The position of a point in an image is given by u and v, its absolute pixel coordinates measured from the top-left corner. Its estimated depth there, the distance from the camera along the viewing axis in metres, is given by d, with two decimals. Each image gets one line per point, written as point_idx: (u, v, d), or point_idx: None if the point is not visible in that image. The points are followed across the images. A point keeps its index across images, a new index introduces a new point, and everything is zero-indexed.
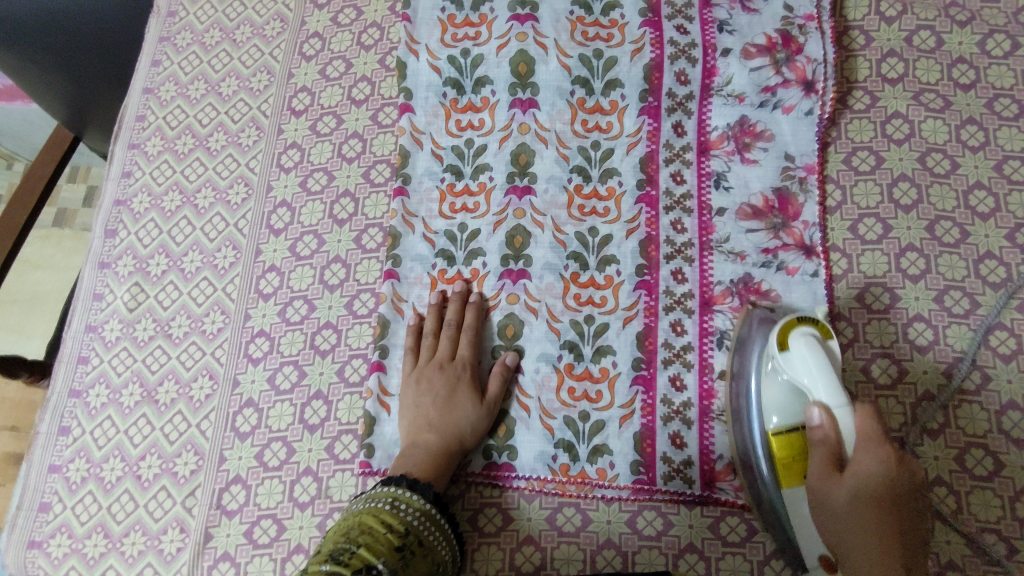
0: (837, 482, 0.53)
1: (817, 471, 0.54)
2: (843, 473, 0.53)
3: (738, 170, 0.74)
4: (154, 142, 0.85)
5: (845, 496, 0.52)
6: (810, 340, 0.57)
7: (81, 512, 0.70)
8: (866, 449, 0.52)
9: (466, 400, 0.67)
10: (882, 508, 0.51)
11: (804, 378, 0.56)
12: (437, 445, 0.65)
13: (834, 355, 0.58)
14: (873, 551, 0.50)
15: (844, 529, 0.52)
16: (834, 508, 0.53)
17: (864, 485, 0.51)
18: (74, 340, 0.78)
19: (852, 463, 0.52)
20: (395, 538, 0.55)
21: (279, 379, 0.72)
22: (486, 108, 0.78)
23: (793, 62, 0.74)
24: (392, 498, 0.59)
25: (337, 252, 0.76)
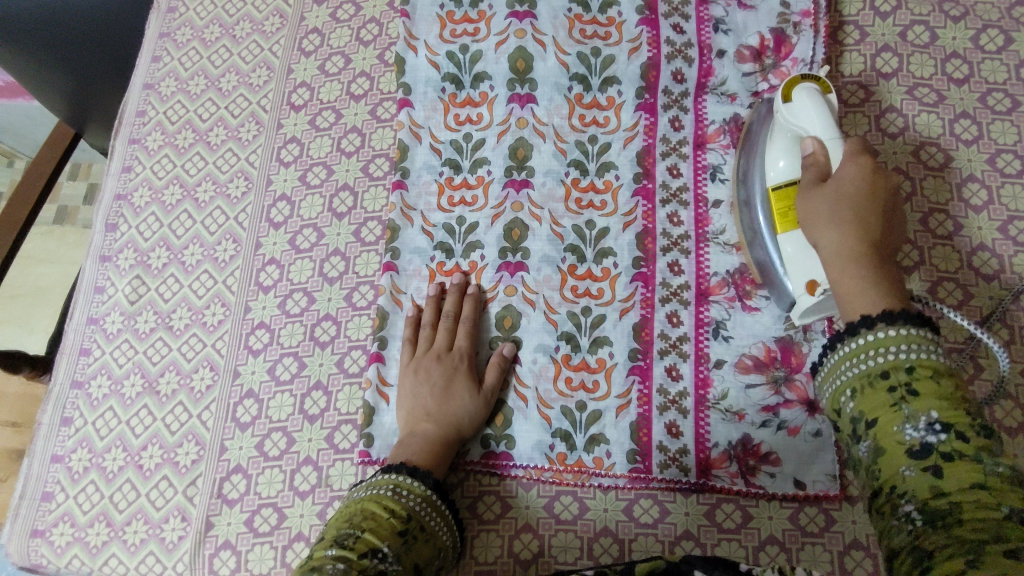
0: (818, 188, 0.57)
1: (805, 188, 0.59)
2: (827, 182, 0.58)
3: (733, 166, 0.74)
4: (154, 137, 0.86)
5: (838, 232, 0.55)
6: (810, 89, 0.63)
7: (83, 501, 0.71)
8: (852, 159, 0.57)
9: (464, 388, 0.68)
10: (856, 253, 0.53)
11: (802, 120, 0.63)
12: (435, 434, 0.66)
13: (833, 105, 0.64)
14: (846, 241, 0.54)
15: (828, 237, 0.55)
16: (823, 238, 0.56)
17: (839, 188, 0.56)
18: (76, 332, 0.78)
19: (837, 175, 0.57)
20: (398, 523, 0.56)
21: (279, 370, 0.73)
22: (484, 102, 0.79)
23: (780, 68, 0.76)
24: (394, 485, 0.60)
25: (337, 245, 0.77)
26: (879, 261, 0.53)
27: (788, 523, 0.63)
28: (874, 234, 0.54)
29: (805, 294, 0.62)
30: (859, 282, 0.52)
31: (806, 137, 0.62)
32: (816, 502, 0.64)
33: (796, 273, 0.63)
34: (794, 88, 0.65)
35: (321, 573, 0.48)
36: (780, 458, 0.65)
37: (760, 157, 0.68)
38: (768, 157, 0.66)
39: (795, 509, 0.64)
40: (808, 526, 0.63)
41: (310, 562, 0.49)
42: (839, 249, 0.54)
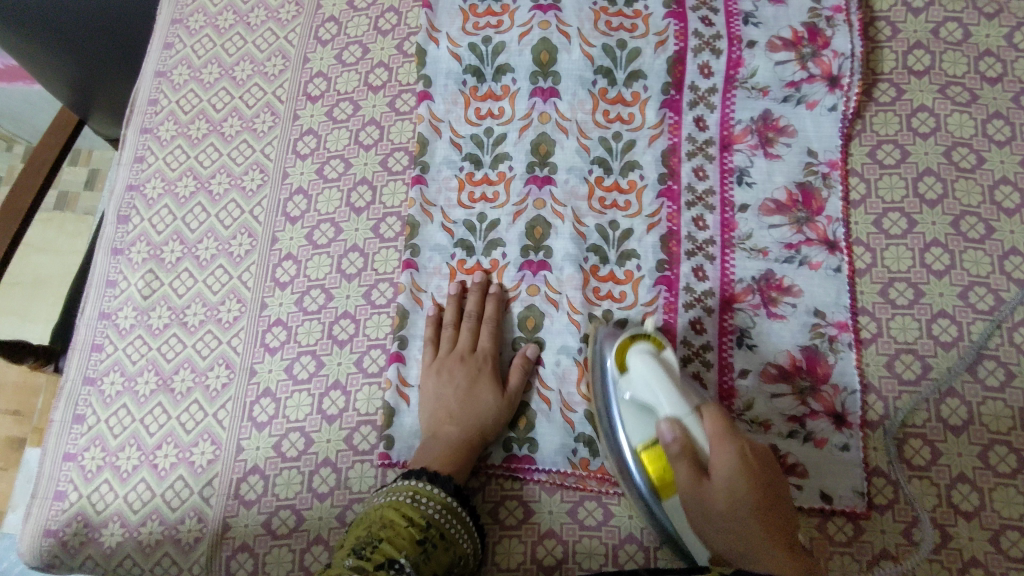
0: (703, 484, 0.55)
1: (683, 478, 0.55)
2: (702, 477, 0.55)
3: (762, 165, 0.73)
4: (167, 127, 0.84)
5: (736, 449, 0.54)
6: (643, 353, 0.60)
7: (96, 501, 0.70)
8: (720, 443, 0.55)
9: (487, 388, 0.67)
10: (756, 507, 0.53)
11: (646, 392, 0.59)
12: (459, 435, 0.65)
13: (670, 363, 0.61)
14: (751, 527, 0.53)
15: (729, 523, 0.54)
16: (710, 480, 0.54)
17: (728, 488, 0.53)
18: (87, 327, 0.77)
19: (712, 467, 0.55)
20: (417, 531, 0.55)
21: (296, 369, 0.71)
22: (506, 96, 0.77)
23: (819, 57, 0.74)
24: (413, 492, 0.59)
25: (355, 241, 0.75)
26: (776, 524, 0.54)
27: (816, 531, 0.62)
28: (753, 500, 0.53)
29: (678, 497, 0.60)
30: (759, 540, 0.53)
31: (658, 414, 0.58)
32: (844, 514, 0.62)
33: (669, 484, 0.59)
34: (628, 351, 0.62)
35: None
36: (807, 470, 0.64)
37: (611, 378, 0.63)
38: (620, 391, 0.62)
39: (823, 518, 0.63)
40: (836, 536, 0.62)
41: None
42: (734, 513, 0.53)
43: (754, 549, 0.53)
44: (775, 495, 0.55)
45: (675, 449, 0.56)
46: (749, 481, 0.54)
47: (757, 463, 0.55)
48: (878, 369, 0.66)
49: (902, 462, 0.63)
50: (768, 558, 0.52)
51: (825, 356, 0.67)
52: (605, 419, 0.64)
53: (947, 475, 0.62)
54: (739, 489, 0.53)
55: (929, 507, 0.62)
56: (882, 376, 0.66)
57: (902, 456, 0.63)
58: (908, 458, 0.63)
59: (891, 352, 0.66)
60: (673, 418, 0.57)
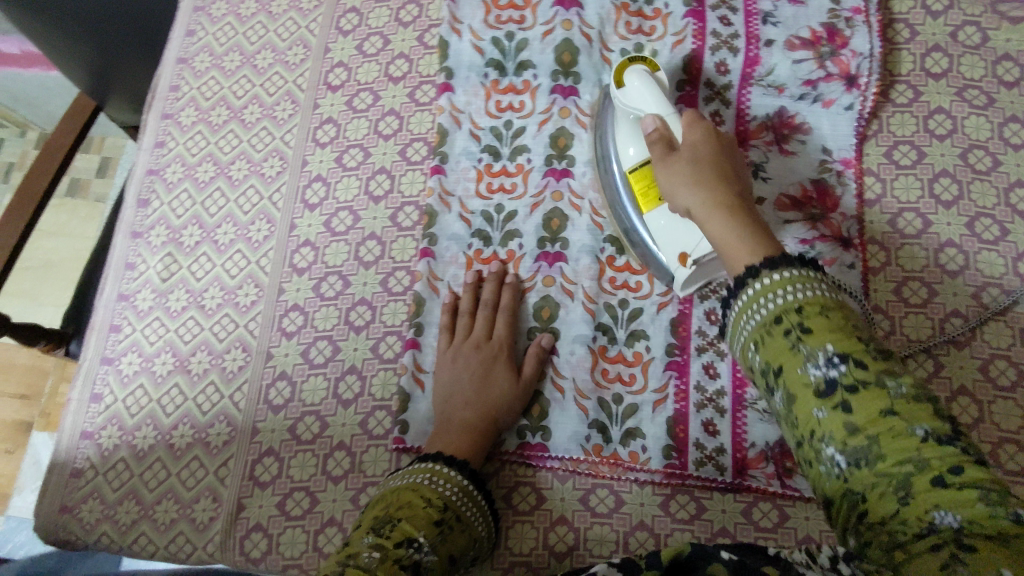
0: (673, 159, 0.60)
1: (660, 162, 0.61)
2: (679, 149, 0.61)
3: (777, 161, 0.73)
4: (188, 113, 0.85)
5: (695, 193, 0.58)
6: (640, 69, 0.66)
7: (113, 479, 0.71)
8: (692, 126, 0.62)
9: (501, 374, 0.67)
10: (731, 203, 0.56)
11: (640, 105, 0.65)
12: (473, 419, 0.65)
13: (663, 83, 0.67)
14: (711, 192, 0.57)
15: (694, 198, 0.58)
16: (689, 208, 0.58)
17: (694, 147, 0.60)
18: (106, 309, 0.78)
19: (685, 140, 0.61)
20: (435, 513, 0.55)
21: (313, 354, 0.72)
22: (527, 90, 0.78)
23: (837, 57, 0.74)
24: (430, 474, 0.59)
25: (372, 229, 0.76)
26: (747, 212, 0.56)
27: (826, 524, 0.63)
28: (714, 157, 0.59)
29: (678, 266, 0.64)
30: (728, 214, 0.55)
31: (646, 117, 0.65)
32: None
33: (668, 248, 0.65)
34: (627, 71, 0.67)
35: (356, 559, 0.48)
36: None
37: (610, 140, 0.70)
38: (620, 144, 0.69)
39: None
40: None
41: (343, 553, 0.49)
42: (707, 215, 0.56)
43: (754, 238, 0.53)
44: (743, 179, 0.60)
45: (664, 140, 0.62)
46: (711, 154, 0.60)
47: (732, 174, 0.60)
48: None
49: None
50: (739, 240, 0.53)
51: None
52: (618, 216, 0.70)
53: None
54: (704, 175, 0.58)
55: None
56: None
57: None
58: None
59: (903, 350, 0.67)
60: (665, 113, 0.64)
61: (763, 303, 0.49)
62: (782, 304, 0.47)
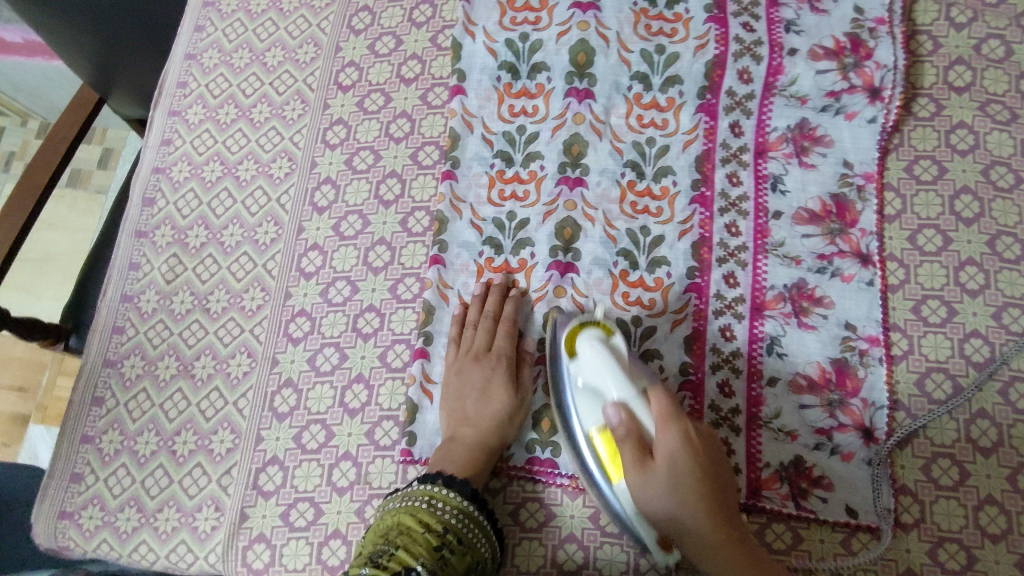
0: (650, 470, 0.53)
1: (631, 471, 0.53)
2: (653, 461, 0.53)
3: (796, 174, 0.72)
4: (195, 110, 0.83)
5: (679, 430, 0.54)
6: (593, 337, 0.59)
7: (113, 485, 0.69)
8: (664, 428, 0.54)
9: (505, 391, 0.66)
10: (694, 488, 0.53)
11: (596, 377, 0.57)
12: (479, 438, 0.64)
13: (619, 346, 0.60)
14: (689, 515, 0.53)
15: (672, 443, 0.53)
16: (652, 488, 0.53)
17: (672, 465, 0.53)
18: (108, 310, 0.76)
19: (659, 448, 0.53)
20: (435, 539, 0.55)
21: (319, 361, 0.71)
22: (541, 94, 0.76)
23: (861, 68, 0.73)
24: (429, 496, 0.59)
25: (382, 234, 0.74)
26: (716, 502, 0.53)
27: (840, 548, 0.62)
28: (696, 473, 0.53)
29: None
30: (707, 518, 0.52)
31: (607, 399, 0.57)
32: (868, 531, 0.62)
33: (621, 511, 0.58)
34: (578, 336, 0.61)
35: None
36: (833, 483, 0.63)
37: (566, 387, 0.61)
38: (575, 368, 0.60)
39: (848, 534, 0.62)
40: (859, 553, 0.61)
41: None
42: (700, 539, 0.53)
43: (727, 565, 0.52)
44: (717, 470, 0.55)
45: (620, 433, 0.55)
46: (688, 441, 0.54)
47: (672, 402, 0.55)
48: (908, 387, 0.66)
49: (928, 481, 0.63)
50: (719, 556, 0.52)
51: (854, 370, 0.66)
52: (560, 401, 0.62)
53: (974, 497, 0.62)
54: (682, 492, 0.53)
55: (954, 527, 0.61)
56: (912, 394, 0.65)
57: (929, 476, 0.63)
58: (935, 478, 0.63)
59: (921, 370, 0.66)
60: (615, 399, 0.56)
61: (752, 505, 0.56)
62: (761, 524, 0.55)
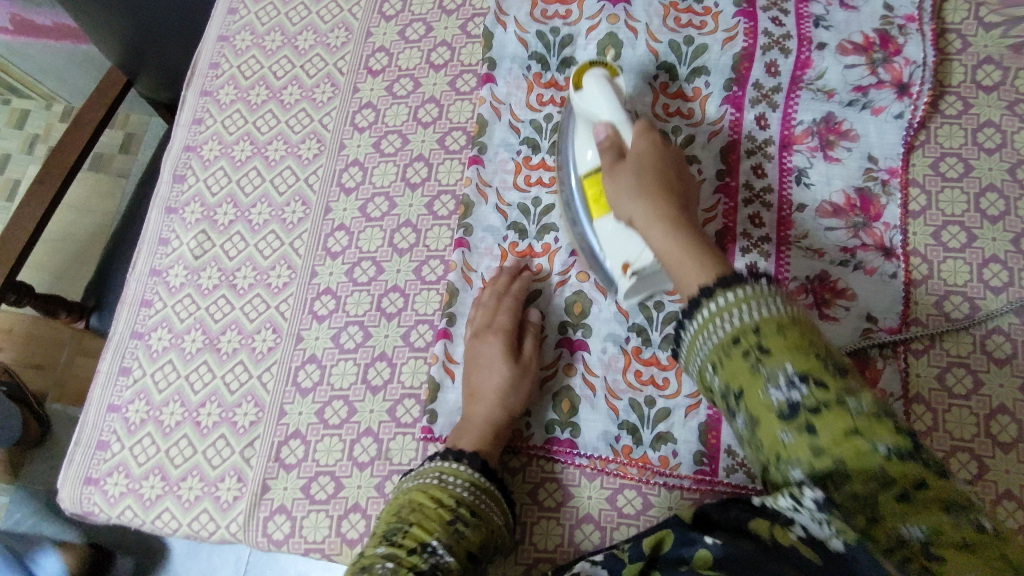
0: (620, 167, 0.60)
1: (607, 169, 0.61)
2: (625, 160, 0.61)
3: (821, 167, 0.72)
4: (227, 91, 0.84)
5: (636, 195, 0.57)
6: (597, 74, 0.65)
7: (138, 453, 0.71)
8: (640, 136, 0.62)
9: (509, 361, 0.65)
10: (670, 213, 0.54)
11: (592, 118, 0.65)
12: (492, 414, 0.63)
13: (622, 89, 0.66)
14: (645, 217, 0.55)
15: (636, 207, 0.56)
16: (635, 213, 0.57)
17: (639, 159, 0.60)
18: (137, 283, 0.78)
19: (632, 149, 0.61)
20: (447, 512, 0.55)
21: (343, 338, 0.72)
22: (569, 84, 0.77)
23: (890, 63, 0.73)
24: (440, 472, 0.59)
25: (408, 216, 0.75)
26: (681, 216, 0.54)
27: None
28: (658, 179, 0.58)
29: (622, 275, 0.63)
30: (681, 244, 0.51)
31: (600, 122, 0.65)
32: None
33: (614, 252, 0.63)
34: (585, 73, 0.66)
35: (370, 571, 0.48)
36: None
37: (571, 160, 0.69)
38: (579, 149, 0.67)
39: None
40: None
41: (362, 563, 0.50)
42: (643, 223, 0.56)
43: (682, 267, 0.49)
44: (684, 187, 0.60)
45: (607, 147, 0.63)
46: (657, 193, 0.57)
47: (675, 181, 0.59)
48: (928, 382, 0.66)
49: (946, 474, 0.63)
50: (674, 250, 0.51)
51: (874, 361, 0.66)
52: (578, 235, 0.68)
53: (992, 491, 0.62)
54: (644, 178, 0.58)
55: None
56: (932, 388, 0.65)
57: (948, 469, 0.63)
58: (953, 471, 0.63)
59: (943, 365, 0.66)
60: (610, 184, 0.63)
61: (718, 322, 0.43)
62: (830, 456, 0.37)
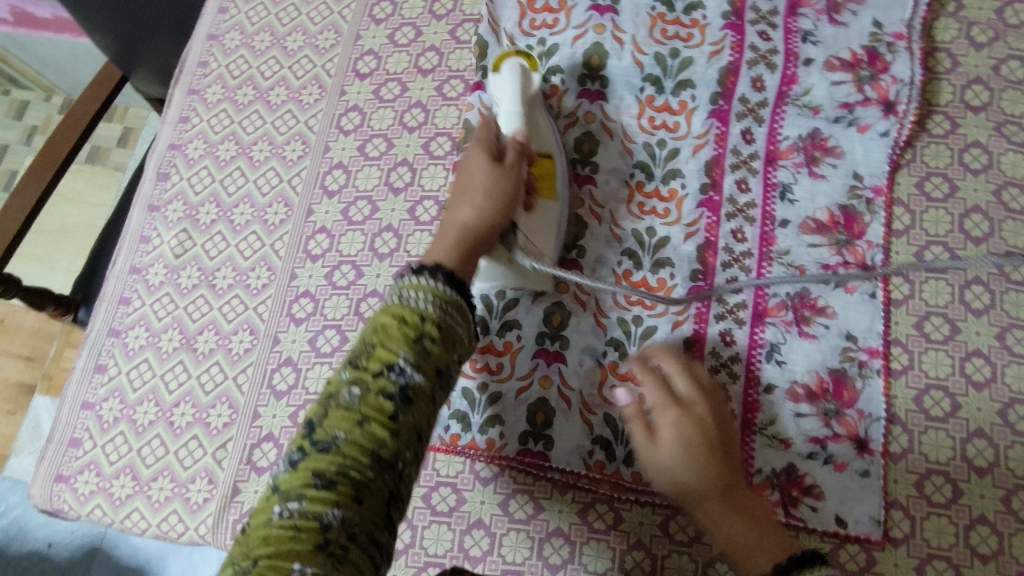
0: (659, 449, 0.58)
1: (642, 451, 0.59)
2: (657, 443, 0.58)
3: (805, 184, 0.72)
4: (214, 90, 0.84)
5: (674, 456, 0.56)
6: (511, 64, 0.68)
7: (110, 452, 0.70)
8: (697, 400, 0.60)
9: (496, 173, 0.58)
10: (718, 497, 0.55)
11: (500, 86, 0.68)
12: (469, 219, 0.56)
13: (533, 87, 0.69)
14: (698, 483, 0.55)
15: (674, 461, 0.56)
16: (675, 472, 0.56)
17: (681, 440, 0.57)
18: (117, 280, 0.77)
19: (659, 435, 0.58)
20: (414, 327, 0.45)
21: (320, 342, 0.71)
22: (554, 95, 0.76)
23: (877, 81, 0.73)
24: (399, 289, 0.47)
25: (390, 221, 0.75)
26: (725, 497, 0.55)
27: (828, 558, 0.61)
28: (702, 441, 0.57)
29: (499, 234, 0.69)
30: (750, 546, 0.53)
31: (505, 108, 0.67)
32: (856, 541, 0.61)
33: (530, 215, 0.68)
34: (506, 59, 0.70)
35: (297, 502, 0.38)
36: (824, 492, 0.63)
37: None
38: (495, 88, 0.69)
39: (836, 545, 0.61)
40: (848, 566, 0.61)
41: (286, 483, 0.39)
42: (683, 485, 0.56)
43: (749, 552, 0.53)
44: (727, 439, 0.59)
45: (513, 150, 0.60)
46: (702, 383, 0.62)
47: (711, 444, 0.57)
48: (906, 403, 0.65)
49: (921, 498, 0.62)
50: (731, 529, 0.54)
51: (852, 380, 0.66)
52: None
53: (966, 515, 0.61)
54: (695, 458, 0.56)
55: (945, 546, 0.61)
56: (909, 409, 0.65)
57: (922, 491, 0.62)
58: (927, 494, 0.62)
59: (921, 387, 0.65)
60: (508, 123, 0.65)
61: None
62: None
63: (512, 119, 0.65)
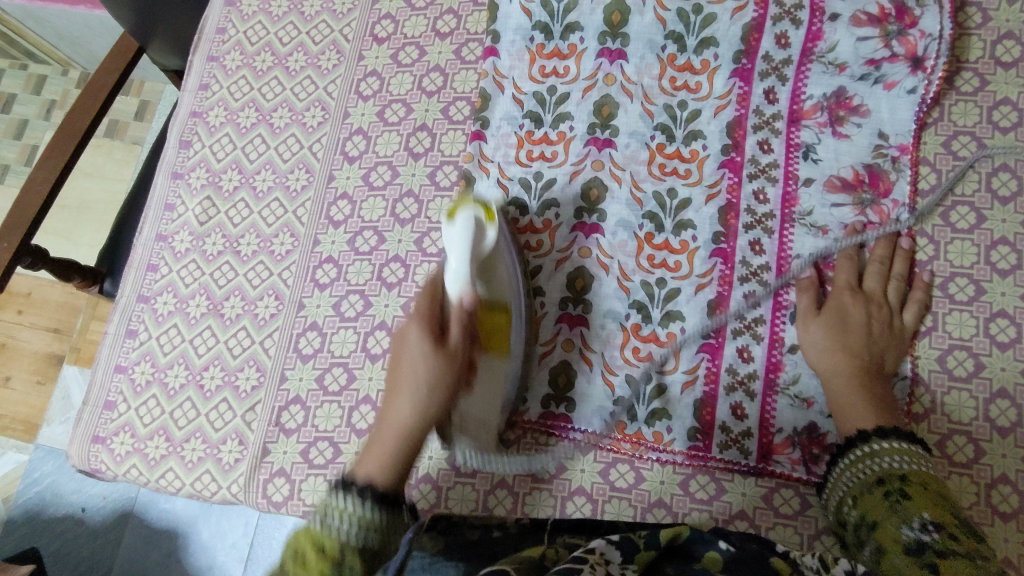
0: (816, 321, 0.65)
1: (800, 318, 0.66)
2: (822, 314, 0.65)
3: (829, 143, 0.71)
4: (233, 57, 0.84)
5: (842, 356, 0.63)
6: (469, 215, 0.60)
7: (144, 414, 0.72)
8: (844, 295, 0.66)
9: (438, 362, 0.57)
10: (863, 376, 0.62)
11: (456, 249, 0.59)
12: (407, 420, 0.55)
13: (491, 240, 0.61)
14: (840, 369, 0.62)
15: (822, 338, 0.64)
16: (824, 358, 0.63)
17: (842, 316, 0.64)
18: (144, 248, 0.79)
19: (831, 305, 0.65)
20: (332, 557, 0.45)
21: (344, 306, 0.72)
22: (572, 55, 0.76)
23: (905, 36, 0.70)
24: (323, 510, 0.48)
25: (410, 186, 0.75)
26: (869, 378, 0.62)
27: None
28: (863, 330, 0.64)
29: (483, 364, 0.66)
30: (869, 413, 0.59)
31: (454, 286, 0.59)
32: None
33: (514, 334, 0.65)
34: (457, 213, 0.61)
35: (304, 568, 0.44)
36: None
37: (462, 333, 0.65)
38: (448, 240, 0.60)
39: None
40: None
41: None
42: (830, 364, 0.63)
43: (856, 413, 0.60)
44: (895, 339, 0.64)
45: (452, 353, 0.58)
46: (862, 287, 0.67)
47: (875, 344, 0.63)
48: (929, 363, 0.65)
49: (942, 457, 0.63)
50: (853, 404, 0.60)
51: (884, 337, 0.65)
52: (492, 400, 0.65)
53: (987, 475, 0.61)
54: (851, 345, 0.63)
55: (965, 503, 0.61)
56: (932, 369, 0.65)
57: (944, 451, 0.63)
58: (949, 453, 0.63)
59: (944, 347, 0.65)
60: (456, 291, 0.59)
61: (863, 464, 0.57)
62: (881, 469, 0.55)
63: (458, 283, 0.59)
